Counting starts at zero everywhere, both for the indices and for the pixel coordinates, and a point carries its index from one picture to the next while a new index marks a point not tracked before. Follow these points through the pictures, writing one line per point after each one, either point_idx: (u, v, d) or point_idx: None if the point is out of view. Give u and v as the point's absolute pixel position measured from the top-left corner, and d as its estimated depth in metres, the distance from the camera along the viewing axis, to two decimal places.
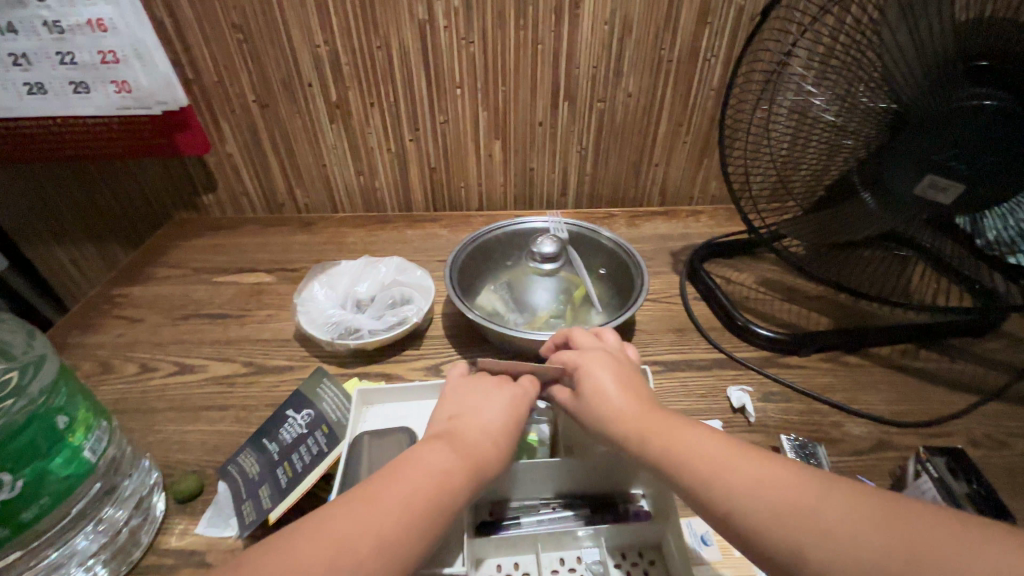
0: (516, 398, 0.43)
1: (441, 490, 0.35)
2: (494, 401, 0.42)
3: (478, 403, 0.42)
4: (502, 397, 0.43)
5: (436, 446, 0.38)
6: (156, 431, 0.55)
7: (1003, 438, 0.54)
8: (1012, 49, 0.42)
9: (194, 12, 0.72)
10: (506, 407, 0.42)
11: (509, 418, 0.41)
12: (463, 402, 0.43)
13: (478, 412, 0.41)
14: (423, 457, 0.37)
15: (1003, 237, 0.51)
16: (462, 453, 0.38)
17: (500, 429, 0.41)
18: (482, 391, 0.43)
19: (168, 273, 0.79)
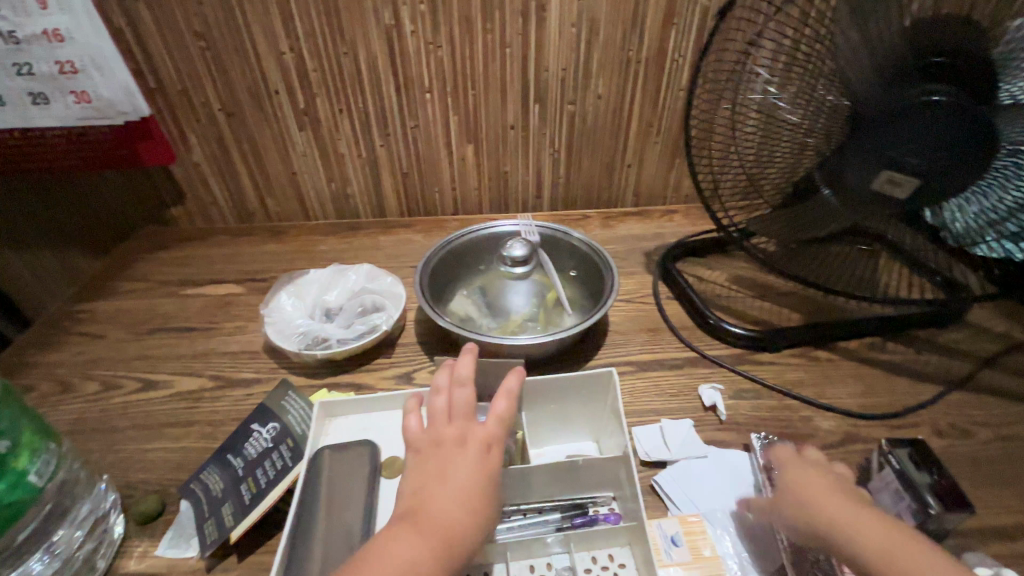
0: (479, 454, 0.40)
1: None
2: (457, 466, 0.39)
3: (442, 468, 0.39)
4: (466, 460, 0.40)
5: (402, 534, 0.36)
6: (117, 451, 0.54)
7: (967, 427, 0.55)
8: (960, 47, 0.43)
9: (155, 21, 0.70)
10: (471, 469, 0.39)
11: (475, 480, 0.39)
12: (427, 468, 0.40)
13: (443, 481, 0.39)
14: (391, 551, 0.35)
15: (967, 228, 0.54)
16: (428, 537, 0.36)
17: (466, 497, 0.38)
18: (443, 453, 0.40)
19: (134, 287, 0.77)
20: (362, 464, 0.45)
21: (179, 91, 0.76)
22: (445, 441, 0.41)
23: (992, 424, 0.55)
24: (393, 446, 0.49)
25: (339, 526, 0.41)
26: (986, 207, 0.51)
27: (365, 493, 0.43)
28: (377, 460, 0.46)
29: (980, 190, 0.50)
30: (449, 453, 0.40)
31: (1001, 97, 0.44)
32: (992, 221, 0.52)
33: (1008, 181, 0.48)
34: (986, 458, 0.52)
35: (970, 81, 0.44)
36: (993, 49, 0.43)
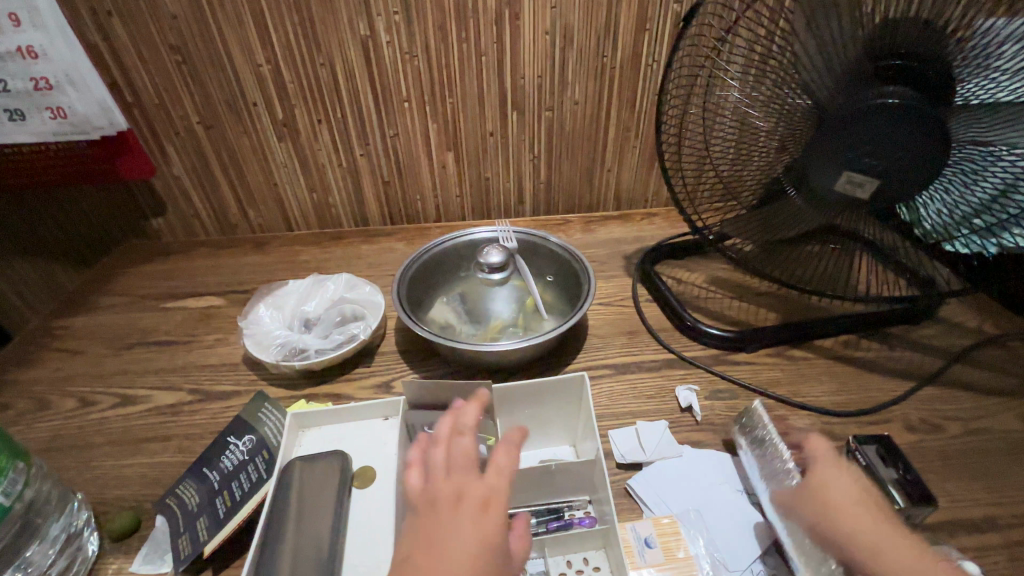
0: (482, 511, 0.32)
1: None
2: (457, 530, 0.31)
3: (440, 535, 0.31)
4: (466, 520, 0.32)
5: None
6: (94, 467, 0.53)
7: (937, 422, 0.55)
8: (917, 51, 0.44)
9: (129, 36, 0.71)
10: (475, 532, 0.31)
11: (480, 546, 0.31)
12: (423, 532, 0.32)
13: (443, 550, 0.30)
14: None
15: (936, 225, 0.53)
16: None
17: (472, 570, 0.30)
18: (440, 513, 0.32)
19: (114, 301, 0.77)
20: (332, 474, 0.46)
21: (156, 105, 0.77)
22: (443, 495, 0.33)
23: (962, 419, 0.56)
24: (367, 455, 0.49)
25: (310, 537, 0.41)
26: (952, 203, 0.50)
27: (335, 503, 0.44)
28: (348, 470, 0.46)
29: (943, 185, 0.50)
30: (446, 513, 0.32)
31: (958, 98, 0.45)
32: (965, 218, 0.51)
33: (971, 179, 0.48)
34: (956, 452, 0.52)
35: (926, 84, 0.45)
36: (951, 53, 0.44)
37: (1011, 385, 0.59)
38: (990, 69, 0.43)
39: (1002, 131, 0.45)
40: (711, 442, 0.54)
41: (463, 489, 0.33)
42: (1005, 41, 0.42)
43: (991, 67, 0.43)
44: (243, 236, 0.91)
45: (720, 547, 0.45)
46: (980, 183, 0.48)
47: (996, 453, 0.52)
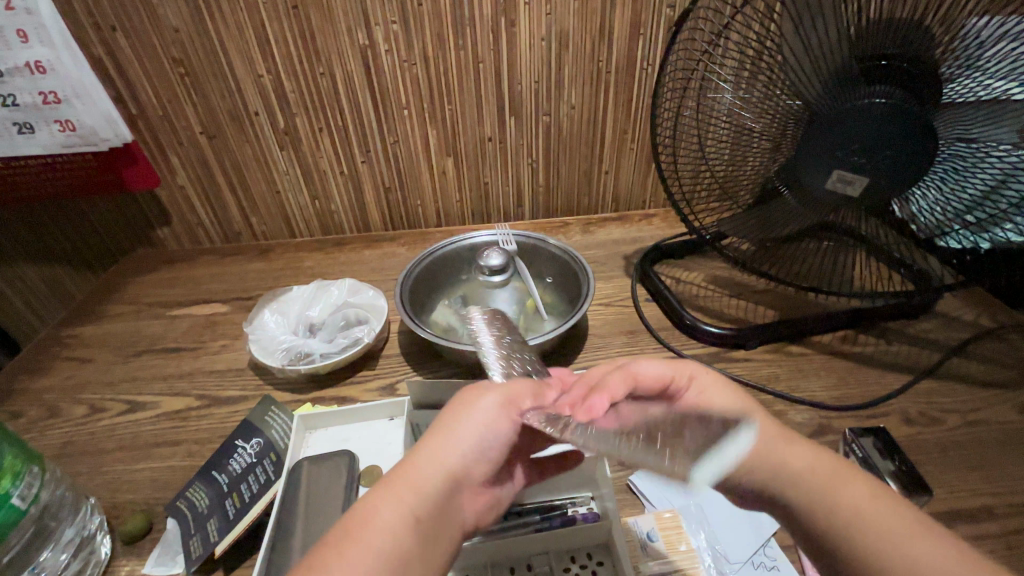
0: (495, 428, 0.37)
1: (398, 557, 0.31)
2: (468, 433, 0.36)
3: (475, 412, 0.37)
4: (479, 429, 0.36)
5: (392, 500, 0.33)
6: (105, 472, 0.54)
7: (936, 415, 0.56)
8: (903, 51, 0.45)
9: (134, 50, 0.72)
10: (480, 441, 0.36)
11: (478, 452, 0.36)
12: (444, 428, 0.37)
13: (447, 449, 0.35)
14: (377, 513, 0.32)
15: (933, 222, 0.53)
16: (418, 509, 0.33)
17: (465, 469, 0.36)
18: (461, 419, 0.37)
19: (121, 310, 0.78)
20: (338, 474, 0.47)
21: (160, 116, 0.78)
22: (473, 402, 0.37)
23: (960, 411, 0.56)
24: (371, 455, 0.50)
25: (319, 535, 0.42)
26: (945, 200, 0.51)
27: (343, 502, 0.45)
28: (355, 470, 0.48)
29: (933, 181, 0.51)
30: (466, 419, 0.37)
31: (945, 96, 0.46)
32: (958, 214, 0.51)
33: (961, 174, 0.49)
34: (954, 444, 0.53)
35: (911, 83, 0.46)
36: (937, 54, 0.45)
37: (1008, 377, 0.60)
38: (975, 69, 0.44)
39: (988, 127, 0.46)
40: None
41: (487, 405, 0.37)
42: (988, 43, 0.43)
43: (976, 67, 0.44)
44: (247, 244, 0.92)
45: (720, 536, 0.46)
46: (971, 178, 0.49)
47: (994, 444, 0.53)
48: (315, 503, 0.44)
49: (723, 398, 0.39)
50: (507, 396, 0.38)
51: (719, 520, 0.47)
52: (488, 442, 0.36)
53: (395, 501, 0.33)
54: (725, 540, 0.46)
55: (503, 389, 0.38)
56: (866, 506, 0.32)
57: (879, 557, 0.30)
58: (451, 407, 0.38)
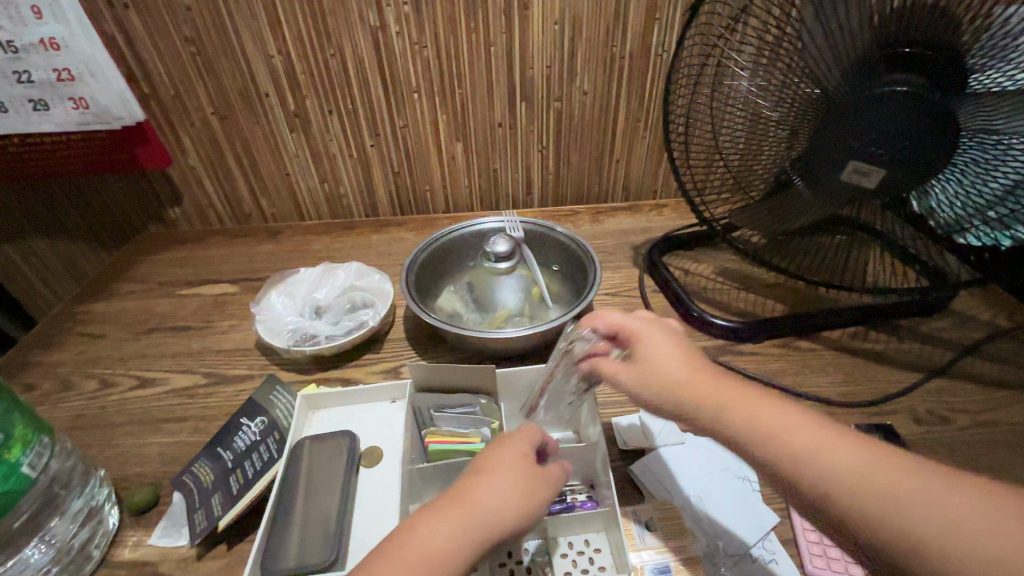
0: (525, 460, 0.39)
1: (434, 566, 0.33)
2: (502, 461, 0.39)
3: (523, 473, 0.38)
4: (511, 457, 0.39)
5: (434, 513, 0.35)
6: (114, 445, 0.56)
7: (944, 414, 0.55)
8: (927, 38, 0.43)
9: (146, 29, 0.72)
10: (515, 471, 0.38)
11: (516, 481, 0.38)
12: (475, 460, 0.40)
13: (484, 474, 0.38)
14: (420, 526, 0.35)
15: (952, 218, 0.52)
16: (459, 523, 0.35)
17: (508, 495, 0.37)
18: (492, 450, 0.40)
19: (132, 288, 0.79)
20: (339, 454, 0.47)
21: (172, 96, 0.78)
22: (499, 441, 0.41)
23: (970, 411, 0.55)
24: (374, 436, 0.51)
25: (318, 513, 0.43)
26: (966, 195, 0.50)
27: (343, 482, 0.45)
28: (357, 449, 0.48)
29: (952, 174, 0.50)
30: (497, 450, 0.40)
31: (972, 86, 0.44)
32: (978, 209, 0.50)
33: (983, 171, 0.48)
34: (962, 444, 0.52)
35: (934, 72, 0.44)
36: (964, 41, 0.43)
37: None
38: (1004, 60, 0.42)
39: (1012, 119, 0.44)
40: None
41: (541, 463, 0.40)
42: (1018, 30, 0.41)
43: (1007, 57, 0.42)
44: (257, 225, 0.93)
45: (734, 531, 0.46)
46: (993, 172, 0.47)
47: (1004, 445, 0.52)
48: (317, 482, 0.45)
49: (654, 337, 0.42)
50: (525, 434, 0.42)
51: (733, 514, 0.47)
52: (524, 472, 0.38)
53: (441, 516, 0.35)
54: (740, 534, 0.45)
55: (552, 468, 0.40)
56: (854, 454, 0.32)
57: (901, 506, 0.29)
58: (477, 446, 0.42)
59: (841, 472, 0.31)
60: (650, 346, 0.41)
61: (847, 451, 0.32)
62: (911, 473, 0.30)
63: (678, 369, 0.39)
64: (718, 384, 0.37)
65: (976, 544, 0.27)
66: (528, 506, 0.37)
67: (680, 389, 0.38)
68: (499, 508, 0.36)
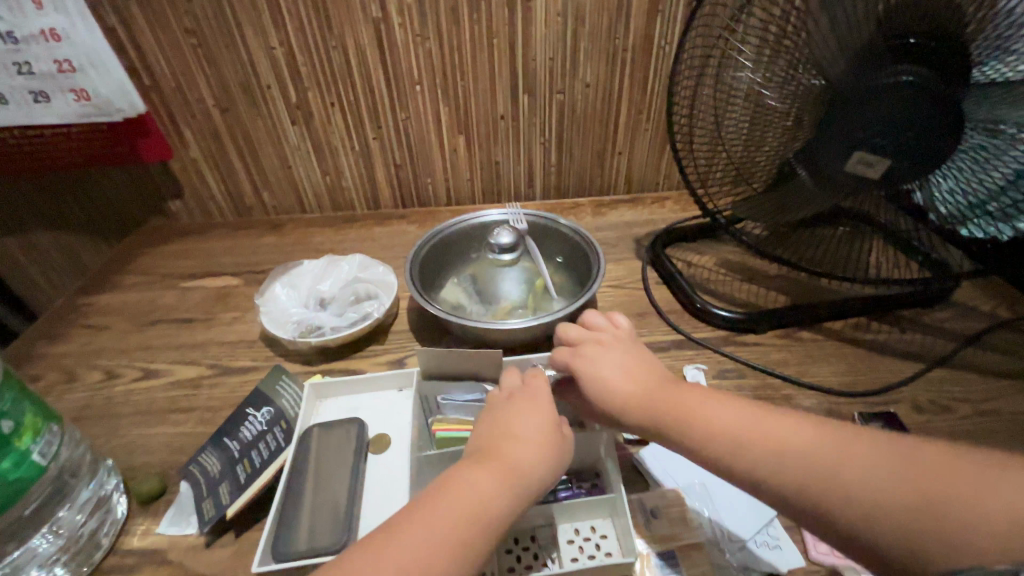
0: (547, 415, 0.42)
1: (481, 517, 0.37)
2: (524, 419, 0.42)
3: (535, 430, 0.41)
4: (532, 414, 0.42)
5: (471, 473, 0.39)
6: (121, 435, 0.56)
7: (946, 403, 0.56)
8: (933, 29, 0.44)
9: (147, 20, 0.72)
10: (539, 426, 0.42)
11: (541, 436, 0.41)
12: (496, 419, 0.43)
13: (511, 433, 0.41)
14: (459, 483, 0.38)
15: (954, 212, 0.52)
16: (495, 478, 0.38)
17: (535, 449, 0.40)
18: (512, 408, 0.43)
19: (134, 280, 0.79)
20: (346, 443, 0.48)
21: (173, 88, 0.78)
22: (515, 398, 0.44)
23: (971, 400, 0.56)
24: (381, 424, 0.51)
25: (327, 499, 0.43)
26: (966, 186, 0.50)
27: (350, 470, 0.46)
28: (364, 438, 0.49)
29: (953, 167, 0.50)
30: (516, 409, 0.43)
31: (977, 76, 0.45)
32: (977, 205, 0.50)
33: (983, 161, 0.48)
34: (964, 433, 0.53)
35: (941, 62, 0.45)
36: (968, 32, 0.43)
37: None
38: (1010, 50, 0.43)
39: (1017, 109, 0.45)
40: None
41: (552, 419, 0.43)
42: None
43: (1008, 49, 0.43)
44: (259, 218, 0.92)
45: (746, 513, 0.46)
46: (994, 165, 0.47)
47: (1005, 433, 0.53)
48: (324, 470, 0.45)
49: (609, 346, 0.47)
50: (539, 387, 0.45)
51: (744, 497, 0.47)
52: (539, 428, 0.42)
53: (471, 476, 0.39)
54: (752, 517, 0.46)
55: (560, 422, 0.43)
56: (806, 437, 0.38)
57: (853, 475, 0.35)
58: (492, 407, 0.44)
59: (783, 453, 0.38)
60: (605, 355, 0.46)
61: (799, 437, 0.38)
62: (851, 444, 0.37)
63: (627, 378, 0.45)
64: (674, 393, 0.43)
65: (901, 500, 0.33)
66: (555, 455, 0.41)
67: (629, 395, 0.44)
68: (530, 461, 0.40)
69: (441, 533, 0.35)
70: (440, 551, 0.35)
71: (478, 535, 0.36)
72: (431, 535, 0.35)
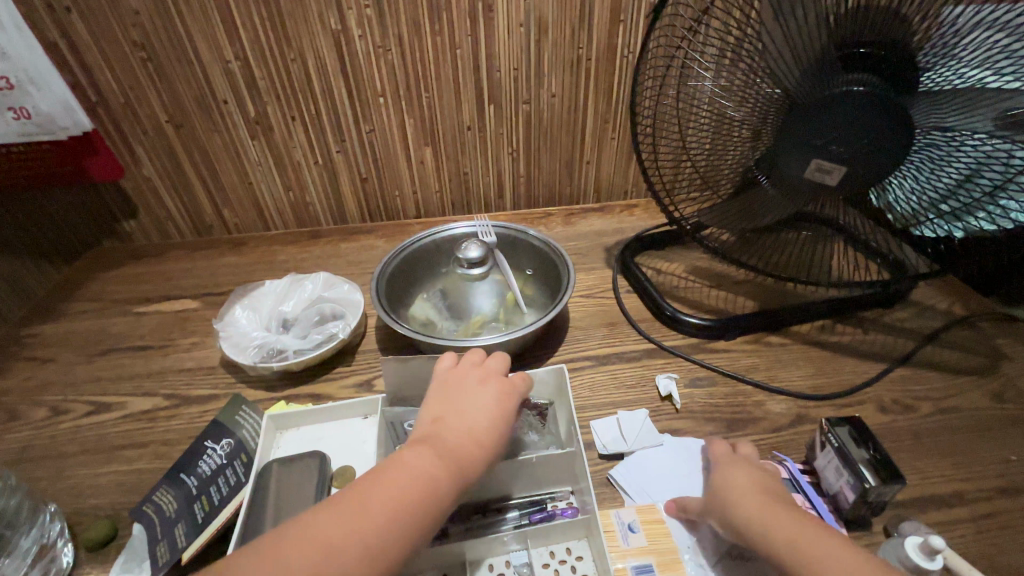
0: (499, 401, 0.43)
1: (428, 494, 0.36)
2: (476, 403, 0.43)
3: (478, 409, 0.42)
4: (486, 398, 0.43)
5: (422, 451, 0.38)
6: (67, 477, 0.52)
7: (909, 402, 0.57)
8: (881, 39, 0.45)
9: (91, 35, 0.68)
10: (489, 411, 0.42)
11: (490, 424, 0.42)
12: (448, 402, 0.43)
13: (461, 416, 0.42)
14: (409, 460, 0.38)
15: (908, 211, 0.53)
16: (444, 457, 0.38)
17: (483, 437, 0.41)
18: (466, 394, 0.44)
19: (84, 307, 0.75)
20: (310, 476, 0.46)
21: (121, 104, 0.74)
22: (470, 382, 0.45)
23: (932, 398, 0.57)
24: (345, 457, 0.49)
25: None
26: (921, 187, 0.51)
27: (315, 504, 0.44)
28: (328, 472, 0.46)
29: (910, 170, 0.51)
30: (465, 393, 0.44)
31: (923, 85, 0.46)
32: (932, 203, 0.52)
33: (937, 161, 0.49)
34: (927, 432, 0.54)
35: (888, 72, 0.46)
36: (915, 41, 0.45)
37: (980, 363, 0.61)
38: (953, 58, 0.44)
39: (962, 116, 0.46)
40: (689, 429, 0.55)
41: (498, 399, 0.44)
42: (966, 29, 0.43)
43: (952, 55, 0.44)
44: (219, 237, 0.89)
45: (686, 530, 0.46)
46: (945, 167, 0.49)
47: (965, 430, 0.54)
48: (287, 505, 0.43)
49: (742, 466, 0.44)
50: (496, 376, 0.46)
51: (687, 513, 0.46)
52: (484, 408, 0.42)
53: (417, 453, 0.38)
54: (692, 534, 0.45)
55: (507, 401, 0.44)
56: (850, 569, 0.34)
57: None
58: (445, 388, 0.45)
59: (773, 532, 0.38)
60: (736, 471, 0.44)
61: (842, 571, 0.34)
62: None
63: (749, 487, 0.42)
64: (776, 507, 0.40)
65: None
66: (498, 447, 0.41)
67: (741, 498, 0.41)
68: (474, 443, 0.40)
69: (387, 507, 0.35)
70: (383, 524, 0.34)
71: (423, 512, 0.36)
72: (377, 511, 0.34)
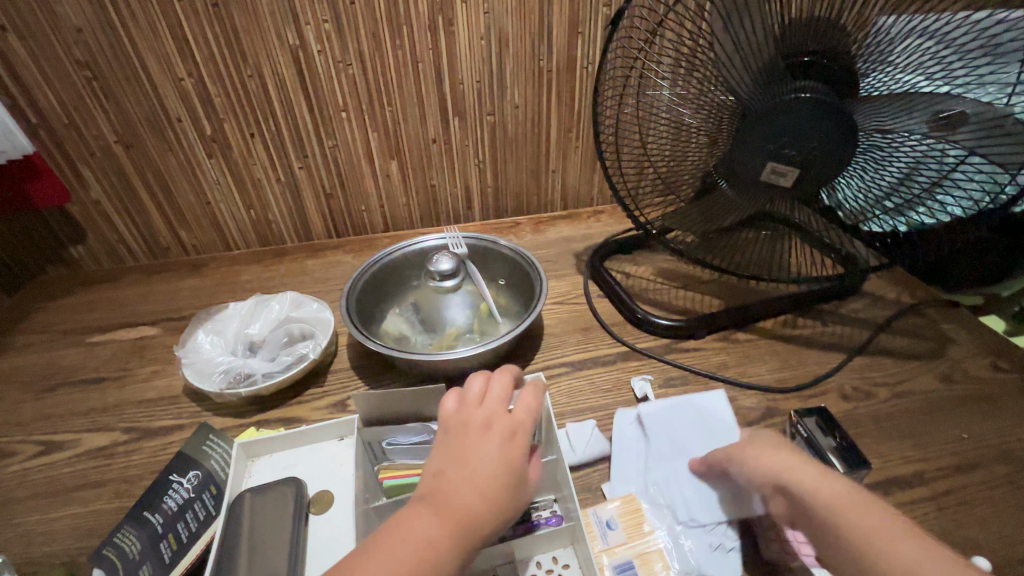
0: (506, 449, 0.38)
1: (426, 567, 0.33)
2: (482, 452, 0.38)
3: (485, 461, 0.37)
4: (491, 447, 0.38)
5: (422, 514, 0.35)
6: (16, 524, 0.49)
7: (868, 389, 0.60)
8: (824, 49, 0.48)
9: (30, 54, 0.65)
10: (496, 462, 0.38)
11: (498, 478, 0.37)
12: (451, 450, 0.39)
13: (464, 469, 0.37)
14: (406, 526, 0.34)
15: (855, 208, 0.56)
16: (445, 521, 0.34)
17: (491, 494, 0.36)
18: (470, 442, 0.39)
19: (30, 340, 0.71)
20: (285, 506, 0.44)
21: (65, 125, 0.71)
22: (473, 426, 0.40)
23: (889, 384, 0.60)
24: (321, 481, 0.48)
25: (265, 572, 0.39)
26: (866, 186, 0.54)
27: (292, 534, 0.42)
28: (304, 498, 0.45)
29: (856, 170, 0.53)
30: (471, 441, 0.39)
31: (861, 90, 0.49)
32: (877, 200, 0.55)
33: (879, 161, 0.52)
34: (886, 416, 0.57)
35: (832, 77, 0.49)
36: (851, 50, 0.48)
37: (929, 348, 0.65)
38: (888, 64, 0.47)
39: (901, 120, 0.49)
40: None
41: (507, 447, 0.38)
42: (897, 39, 0.46)
43: (887, 62, 0.47)
44: (177, 259, 0.85)
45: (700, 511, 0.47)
46: (887, 167, 0.52)
47: (920, 412, 0.57)
48: (262, 537, 0.42)
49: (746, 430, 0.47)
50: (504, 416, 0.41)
51: (695, 498, 0.48)
52: (492, 459, 0.38)
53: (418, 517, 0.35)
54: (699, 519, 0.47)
55: (517, 446, 0.39)
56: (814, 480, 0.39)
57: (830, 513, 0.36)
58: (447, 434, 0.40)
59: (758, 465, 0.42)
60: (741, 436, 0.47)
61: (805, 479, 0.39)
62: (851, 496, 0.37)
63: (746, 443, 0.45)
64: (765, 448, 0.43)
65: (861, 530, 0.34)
66: (508, 503, 0.37)
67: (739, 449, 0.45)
68: (480, 502, 0.36)
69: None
70: None
71: None
72: None
